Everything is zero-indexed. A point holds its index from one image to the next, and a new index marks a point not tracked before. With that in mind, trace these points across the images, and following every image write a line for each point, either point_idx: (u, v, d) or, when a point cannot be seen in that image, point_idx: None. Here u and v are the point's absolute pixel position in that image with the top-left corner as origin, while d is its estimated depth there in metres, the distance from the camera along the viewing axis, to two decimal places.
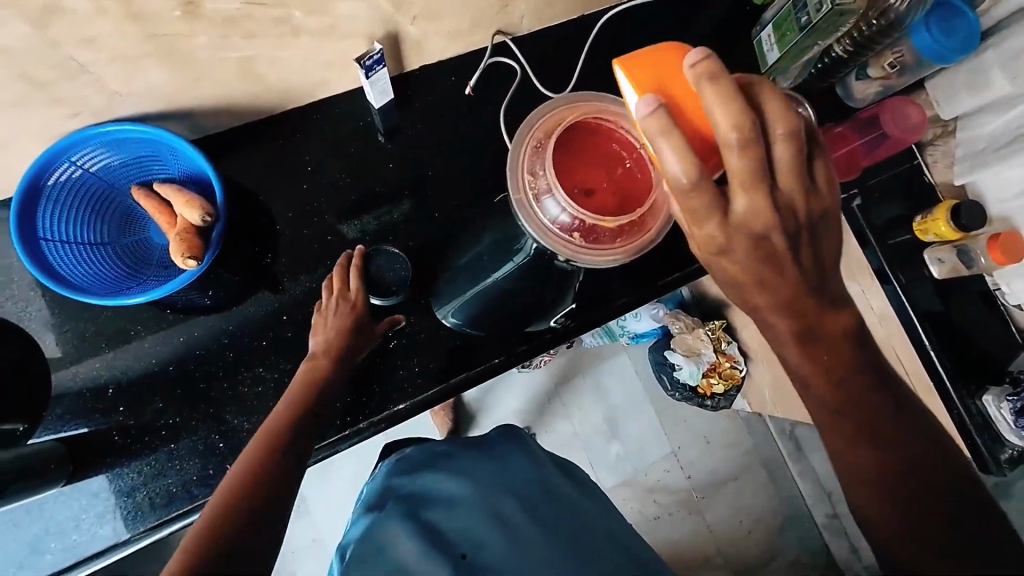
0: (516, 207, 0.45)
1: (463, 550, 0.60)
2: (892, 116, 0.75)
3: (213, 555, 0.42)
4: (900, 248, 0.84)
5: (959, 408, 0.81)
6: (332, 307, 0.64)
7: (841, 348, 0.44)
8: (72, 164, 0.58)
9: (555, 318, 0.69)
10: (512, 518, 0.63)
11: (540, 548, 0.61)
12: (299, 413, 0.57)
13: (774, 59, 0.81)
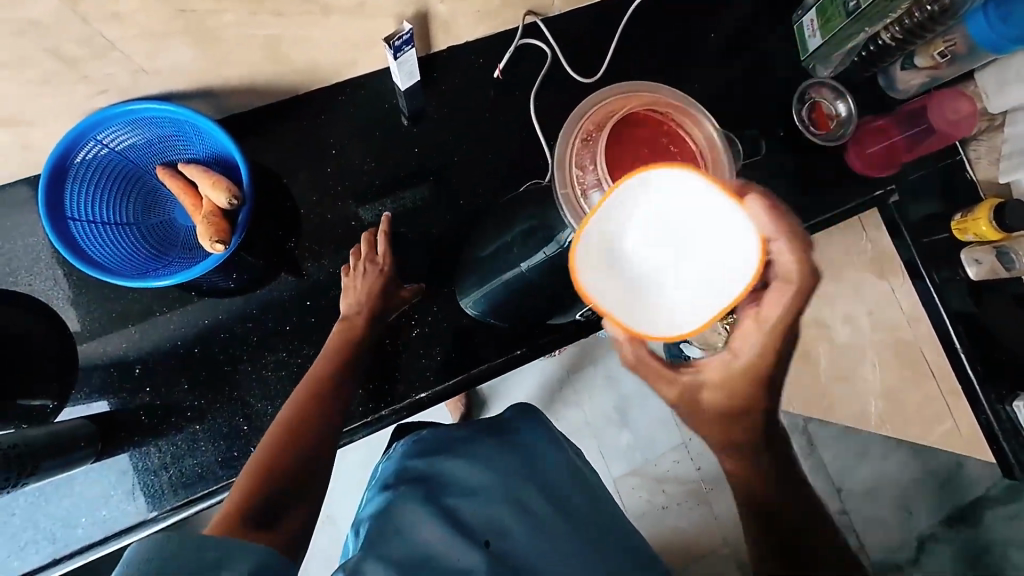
0: (562, 202, 0.44)
1: (487, 537, 0.60)
2: (943, 109, 0.73)
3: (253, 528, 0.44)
4: (935, 247, 0.85)
5: (987, 414, 0.84)
6: (354, 286, 0.65)
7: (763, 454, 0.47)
8: (98, 143, 0.58)
9: (580, 312, 0.68)
10: (531, 505, 0.63)
11: (560, 535, 0.62)
12: (324, 393, 0.57)
13: (815, 46, 0.77)
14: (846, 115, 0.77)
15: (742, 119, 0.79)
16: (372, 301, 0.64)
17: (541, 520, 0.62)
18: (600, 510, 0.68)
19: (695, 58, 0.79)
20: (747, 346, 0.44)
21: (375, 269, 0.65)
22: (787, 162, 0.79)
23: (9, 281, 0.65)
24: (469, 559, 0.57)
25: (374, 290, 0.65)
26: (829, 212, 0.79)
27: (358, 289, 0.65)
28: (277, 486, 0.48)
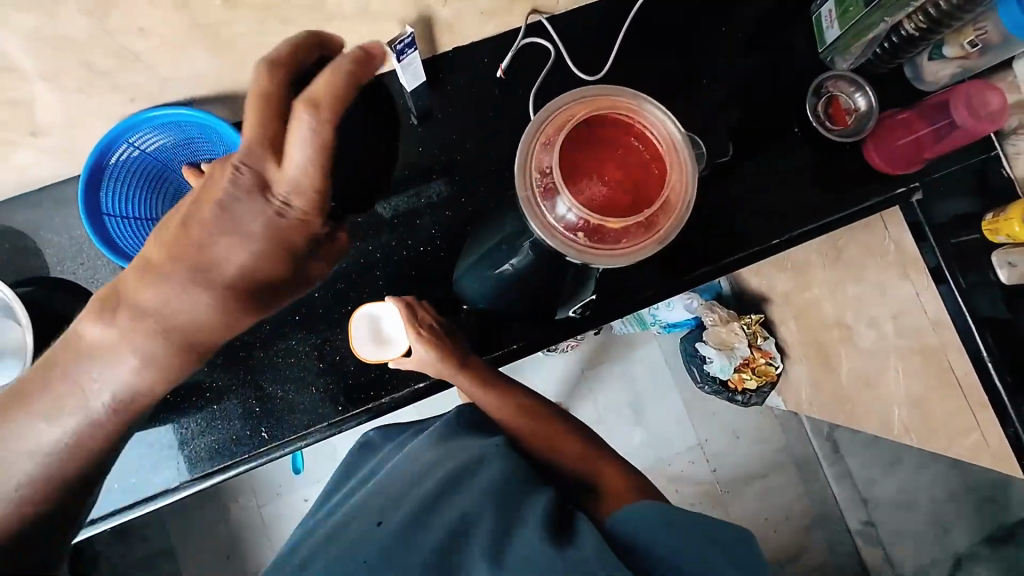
0: (522, 202, 0.45)
1: (380, 517, 0.58)
2: (964, 106, 0.65)
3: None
4: (963, 249, 0.78)
5: (1015, 427, 0.75)
6: (216, 270, 0.44)
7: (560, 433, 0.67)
8: (130, 145, 0.63)
9: (574, 308, 0.67)
10: (421, 476, 0.62)
11: (450, 504, 0.57)
12: (85, 426, 0.47)
13: (834, 38, 0.74)
14: (866, 108, 0.74)
15: (753, 115, 0.77)
16: (236, 299, 0.45)
17: (428, 489, 0.58)
18: (505, 464, 0.60)
19: (705, 54, 0.77)
20: (420, 352, 0.65)
21: (286, 223, 0.44)
22: (802, 160, 0.77)
23: (58, 269, 0.73)
24: (355, 545, 0.56)
25: (242, 281, 0.44)
26: (847, 210, 0.76)
27: (203, 277, 0.43)
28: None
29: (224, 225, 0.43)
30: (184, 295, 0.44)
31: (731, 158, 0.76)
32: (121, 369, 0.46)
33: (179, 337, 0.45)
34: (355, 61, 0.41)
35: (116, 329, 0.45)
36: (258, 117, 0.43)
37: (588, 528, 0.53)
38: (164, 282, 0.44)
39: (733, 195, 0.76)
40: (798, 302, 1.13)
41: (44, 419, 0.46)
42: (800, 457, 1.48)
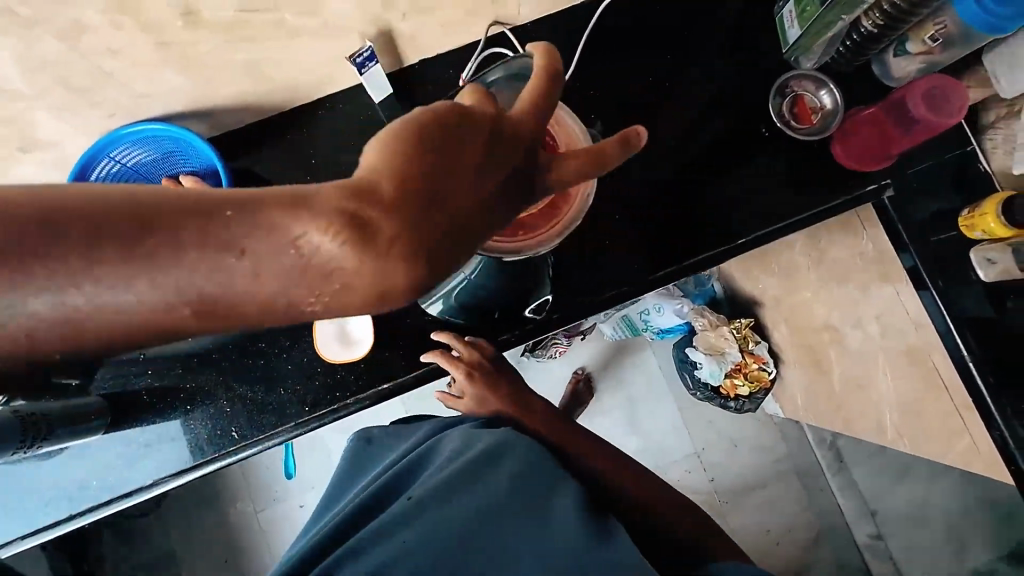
0: None
1: (409, 494, 0.60)
2: (920, 101, 0.65)
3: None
4: (940, 248, 0.76)
5: (1000, 430, 0.72)
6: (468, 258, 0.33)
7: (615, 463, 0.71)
8: (111, 159, 0.67)
9: (529, 309, 0.72)
10: (449, 459, 0.64)
11: (482, 489, 0.59)
12: (80, 323, 0.27)
13: (796, 37, 0.74)
14: (832, 106, 0.74)
15: (721, 116, 0.77)
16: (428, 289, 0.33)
17: (455, 470, 0.60)
18: (531, 452, 0.63)
19: (671, 57, 0.78)
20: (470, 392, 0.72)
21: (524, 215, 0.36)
22: (770, 160, 0.76)
23: None
24: (387, 520, 0.58)
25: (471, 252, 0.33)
26: (814, 209, 0.76)
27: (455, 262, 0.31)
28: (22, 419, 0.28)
29: (492, 217, 0.33)
30: (432, 266, 0.29)
31: (699, 160, 0.76)
32: (254, 296, 0.28)
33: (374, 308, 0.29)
34: (639, 141, 0.36)
35: (383, 270, 0.28)
36: (532, 116, 0.35)
37: (623, 533, 0.55)
38: (452, 240, 0.30)
39: (707, 196, 0.76)
40: (788, 306, 1.11)
41: (22, 287, 0.26)
42: (803, 466, 1.43)
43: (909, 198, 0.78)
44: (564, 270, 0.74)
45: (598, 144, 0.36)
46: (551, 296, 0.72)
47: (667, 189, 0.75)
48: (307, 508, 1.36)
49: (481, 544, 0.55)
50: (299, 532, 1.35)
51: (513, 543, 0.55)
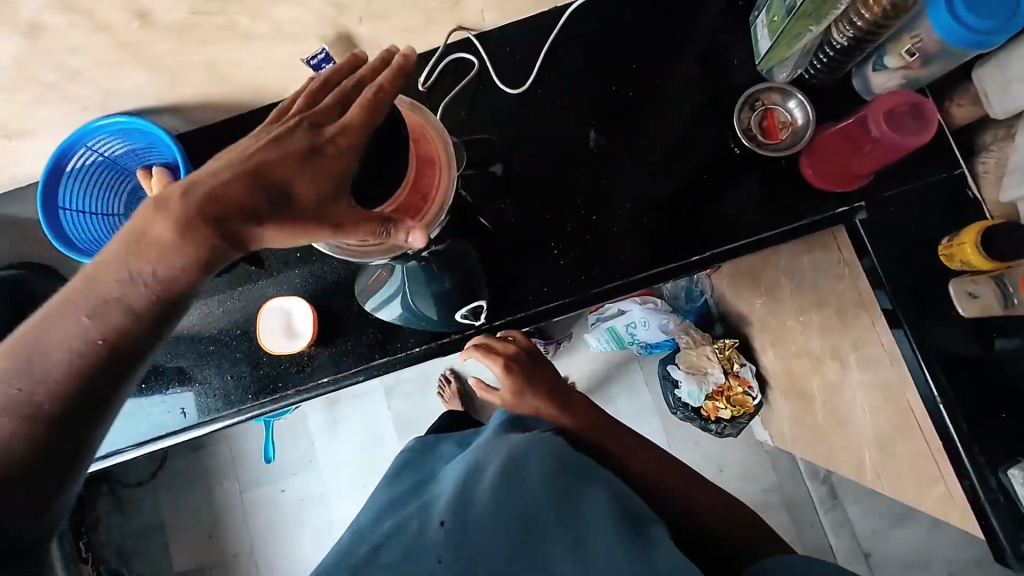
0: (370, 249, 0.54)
1: (442, 517, 0.62)
2: (882, 118, 0.61)
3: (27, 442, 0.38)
4: (919, 277, 0.69)
5: (970, 480, 0.65)
6: (267, 189, 0.42)
7: (659, 462, 0.74)
8: (89, 149, 0.72)
9: (459, 312, 0.70)
10: (475, 477, 0.67)
11: (514, 498, 0.62)
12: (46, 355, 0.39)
13: (765, 49, 0.71)
14: (803, 121, 0.71)
15: (683, 129, 0.75)
16: (252, 229, 0.43)
17: (489, 487, 0.64)
18: (556, 456, 0.67)
19: (636, 67, 0.77)
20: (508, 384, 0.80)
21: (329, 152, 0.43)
22: (731, 177, 0.73)
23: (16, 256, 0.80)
24: (426, 544, 0.60)
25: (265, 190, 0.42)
26: (779, 229, 0.72)
27: (247, 190, 0.42)
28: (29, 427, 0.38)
29: (277, 159, 0.43)
30: (214, 196, 0.41)
31: (671, 171, 0.74)
32: (113, 282, 0.41)
33: (190, 244, 0.41)
34: (407, 61, 0.46)
35: (176, 211, 0.41)
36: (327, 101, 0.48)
37: (655, 526, 0.58)
38: (221, 176, 0.42)
39: (660, 212, 0.73)
40: (774, 328, 1.06)
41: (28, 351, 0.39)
42: (793, 498, 1.34)
43: (890, 217, 0.71)
44: (509, 277, 0.73)
45: (379, 84, 0.45)
46: (486, 301, 0.71)
47: (627, 200, 0.74)
48: (287, 493, 1.41)
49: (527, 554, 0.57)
50: (279, 515, 1.40)
51: (554, 550, 0.57)
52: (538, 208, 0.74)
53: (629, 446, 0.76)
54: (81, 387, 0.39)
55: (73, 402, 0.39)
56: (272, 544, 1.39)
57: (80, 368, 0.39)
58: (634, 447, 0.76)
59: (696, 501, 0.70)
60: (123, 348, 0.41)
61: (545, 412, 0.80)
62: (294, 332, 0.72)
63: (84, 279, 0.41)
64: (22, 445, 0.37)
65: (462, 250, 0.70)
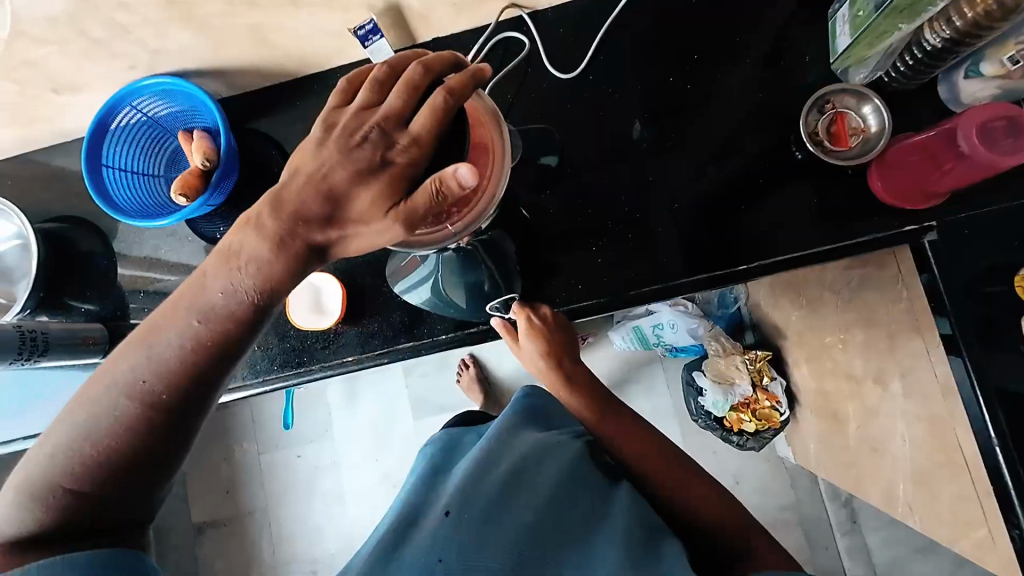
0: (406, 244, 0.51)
1: (447, 508, 0.58)
2: (974, 132, 0.56)
3: (147, 427, 0.45)
4: (989, 307, 0.64)
5: (1020, 530, 0.61)
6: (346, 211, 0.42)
7: (671, 458, 0.69)
8: (133, 108, 0.71)
9: (491, 302, 0.70)
10: (483, 471, 0.62)
11: (526, 501, 0.58)
12: (163, 355, 0.45)
13: (844, 47, 0.65)
14: (877, 128, 0.65)
15: (743, 131, 0.70)
16: (331, 239, 0.43)
17: (501, 477, 0.61)
18: (571, 461, 0.64)
19: (697, 58, 0.72)
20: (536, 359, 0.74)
21: (393, 165, 0.41)
22: (789, 182, 0.68)
23: (59, 207, 0.82)
24: (428, 537, 0.56)
25: (336, 205, 0.42)
26: (835, 244, 0.67)
27: (329, 213, 0.42)
28: (147, 416, 0.45)
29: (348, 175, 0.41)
30: (297, 214, 0.42)
31: (723, 172, 0.70)
32: (213, 290, 0.44)
33: (282, 260, 0.43)
34: (483, 78, 0.43)
35: (268, 230, 0.42)
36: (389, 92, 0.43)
37: (669, 540, 0.57)
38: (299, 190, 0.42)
39: (708, 214, 0.69)
40: (811, 345, 1.01)
41: (145, 347, 0.45)
42: (809, 518, 1.30)
43: (963, 240, 0.65)
44: (544, 270, 0.70)
45: (448, 87, 0.41)
46: (518, 294, 0.70)
47: (674, 199, 0.70)
48: (303, 459, 1.44)
49: (539, 560, 0.53)
50: (293, 479, 1.44)
51: (565, 561, 0.54)
52: (579, 201, 0.71)
53: (639, 437, 0.71)
54: (188, 378, 0.45)
55: (185, 392, 0.46)
56: (285, 506, 1.43)
57: (187, 367, 0.45)
58: (646, 437, 0.71)
59: (706, 500, 0.65)
60: (219, 349, 0.45)
61: (547, 383, 0.78)
62: (322, 309, 0.72)
63: (194, 281, 0.45)
64: (146, 432, 0.45)
65: (494, 237, 0.67)
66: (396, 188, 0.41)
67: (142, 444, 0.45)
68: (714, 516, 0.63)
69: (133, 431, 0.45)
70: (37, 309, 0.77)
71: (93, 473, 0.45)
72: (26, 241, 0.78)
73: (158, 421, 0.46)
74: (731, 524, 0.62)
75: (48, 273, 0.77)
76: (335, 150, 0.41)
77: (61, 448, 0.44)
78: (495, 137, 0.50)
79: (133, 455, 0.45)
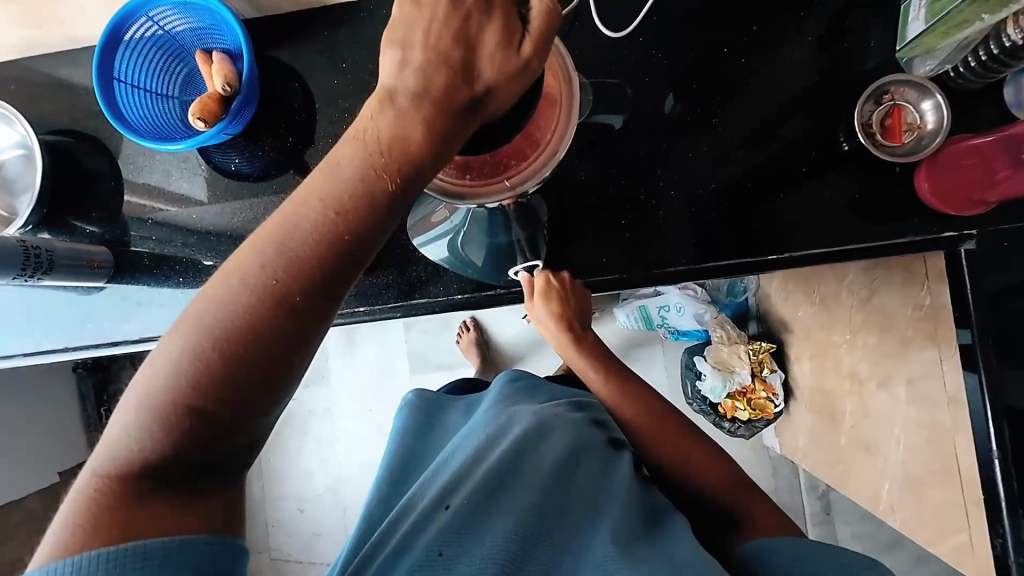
0: (462, 198, 0.45)
1: (447, 499, 0.55)
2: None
3: (230, 391, 0.37)
4: (1013, 324, 0.63)
5: (1003, 539, 0.65)
6: (493, 100, 0.36)
7: (689, 440, 0.67)
8: (150, 20, 0.67)
9: (512, 268, 0.68)
10: (480, 456, 0.61)
11: (523, 487, 0.56)
12: (276, 304, 0.37)
13: (915, 34, 0.61)
14: (933, 126, 0.62)
15: (794, 114, 0.67)
16: (477, 110, 0.36)
17: (497, 461, 0.59)
18: (573, 445, 0.63)
19: (755, 30, 0.67)
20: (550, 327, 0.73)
21: (503, 15, 0.35)
22: (832, 175, 0.66)
23: (62, 120, 0.77)
24: (428, 528, 0.52)
25: (468, 69, 0.35)
26: (865, 244, 0.65)
27: (466, 79, 0.35)
28: (235, 372, 0.37)
29: (471, 32, 0.35)
30: (433, 83, 0.35)
31: (766, 156, 0.67)
32: (329, 209, 0.36)
33: (431, 139, 0.35)
34: None
35: (412, 116, 0.35)
36: None
37: (669, 524, 0.56)
38: (424, 58, 0.35)
39: (744, 198, 0.67)
40: (817, 342, 1.01)
41: (246, 291, 0.37)
42: (785, 506, 1.34)
43: (1000, 253, 0.63)
44: (568, 240, 0.69)
45: None
46: (541, 261, 0.68)
47: (711, 179, 0.67)
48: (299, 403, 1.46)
49: (539, 543, 0.52)
50: (287, 425, 1.46)
51: (569, 549, 0.52)
52: (613, 171, 0.68)
53: (650, 409, 0.71)
54: (306, 300, 0.37)
55: (304, 317, 0.37)
56: (278, 449, 1.46)
57: (287, 316, 0.37)
58: (667, 413, 0.71)
59: (720, 480, 0.63)
60: (346, 261, 0.37)
61: (563, 351, 0.77)
62: None
63: (293, 211, 0.37)
64: (241, 398, 0.38)
65: (531, 202, 0.64)
66: (519, 33, 0.35)
67: (245, 380, 0.37)
68: (725, 492, 0.62)
69: (212, 404, 0.37)
70: (40, 226, 0.75)
71: (183, 452, 0.38)
72: (30, 153, 0.75)
73: (250, 384, 0.37)
74: (749, 503, 0.61)
75: (52, 191, 0.74)
76: (487, 24, 0.35)
77: (162, 387, 0.37)
78: (568, 86, 0.46)
79: (233, 391, 0.37)
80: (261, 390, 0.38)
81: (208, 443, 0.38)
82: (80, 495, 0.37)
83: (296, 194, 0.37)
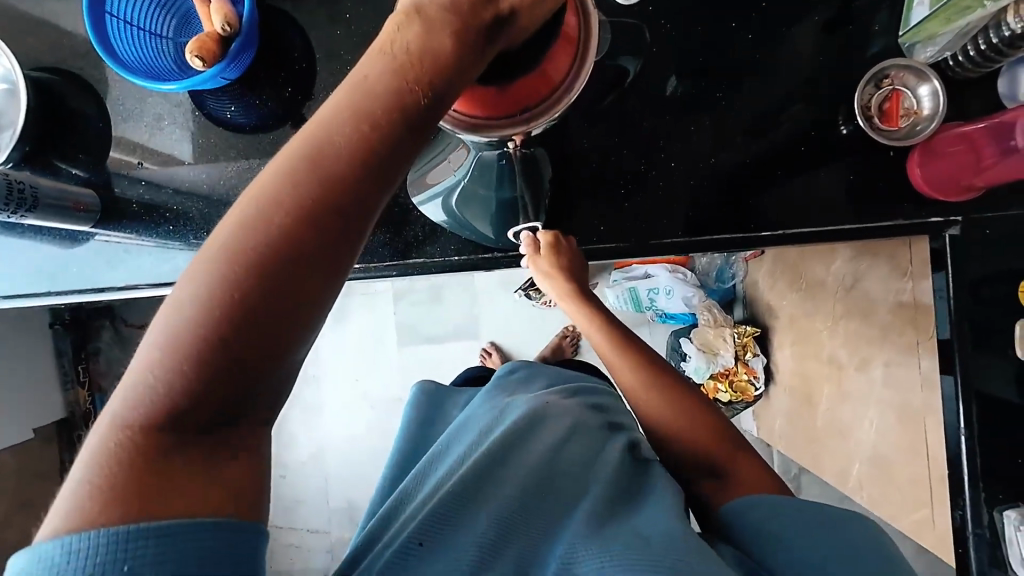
0: (470, 133, 0.41)
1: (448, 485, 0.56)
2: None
3: (244, 333, 0.34)
4: (988, 310, 0.65)
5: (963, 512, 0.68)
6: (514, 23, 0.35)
7: (706, 422, 0.66)
8: None
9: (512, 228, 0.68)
10: (479, 443, 0.62)
11: (519, 469, 0.58)
12: (295, 238, 0.34)
13: (919, 19, 0.62)
14: (929, 112, 0.63)
15: (797, 93, 0.67)
16: (499, 29, 0.35)
17: (495, 443, 0.61)
18: (569, 429, 0.64)
19: (764, 7, 0.68)
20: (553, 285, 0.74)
21: None
22: (828, 157, 0.67)
23: (48, 56, 0.74)
24: (437, 513, 0.53)
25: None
26: (855, 225, 0.67)
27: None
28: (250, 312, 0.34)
29: None
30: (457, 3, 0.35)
31: (767, 134, 0.68)
32: (361, 121, 0.34)
33: (455, 54, 0.35)
34: None
35: (438, 34, 0.34)
36: None
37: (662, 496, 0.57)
38: None
39: (743, 175, 0.68)
40: (801, 327, 1.03)
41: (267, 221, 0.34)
42: None
43: (981, 242, 0.65)
44: (566, 207, 0.69)
45: None
46: (540, 225, 0.69)
47: (711, 154, 0.68)
48: None
49: (533, 516, 0.54)
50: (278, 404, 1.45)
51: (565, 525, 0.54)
52: (615, 141, 0.68)
53: (663, 390, 0.69)
54: (331, 227, 0.34)
55: (331, 243, 0.34)
56: None
57: (310, 247, 0.34)
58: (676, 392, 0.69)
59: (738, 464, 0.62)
60: (372, 183, 0.35)
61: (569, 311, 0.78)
62: None
63: (314, 138, 0.34)
64: (257, 347, 0.34)
65: (534, 155, 0.63)
66: None
67: (263, 315, 0.34)
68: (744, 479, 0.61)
69: (219, 353, 0.34)
70: (22, 164, 0.72)
71: (194, 416, 0.35)
72: (14, 88, 0.72)
73: (265, 333, 0.34)
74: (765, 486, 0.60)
75: (37, 129, 0.72)
76: None
77: (176, 328, 0.34)
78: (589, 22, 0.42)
79: (245, 332, 0.34)
80: (277, 331, 0.34)
81: (224, 404, 0.35)
82: (96, 448, 0.34)
83: (316, 120, 0.35)
